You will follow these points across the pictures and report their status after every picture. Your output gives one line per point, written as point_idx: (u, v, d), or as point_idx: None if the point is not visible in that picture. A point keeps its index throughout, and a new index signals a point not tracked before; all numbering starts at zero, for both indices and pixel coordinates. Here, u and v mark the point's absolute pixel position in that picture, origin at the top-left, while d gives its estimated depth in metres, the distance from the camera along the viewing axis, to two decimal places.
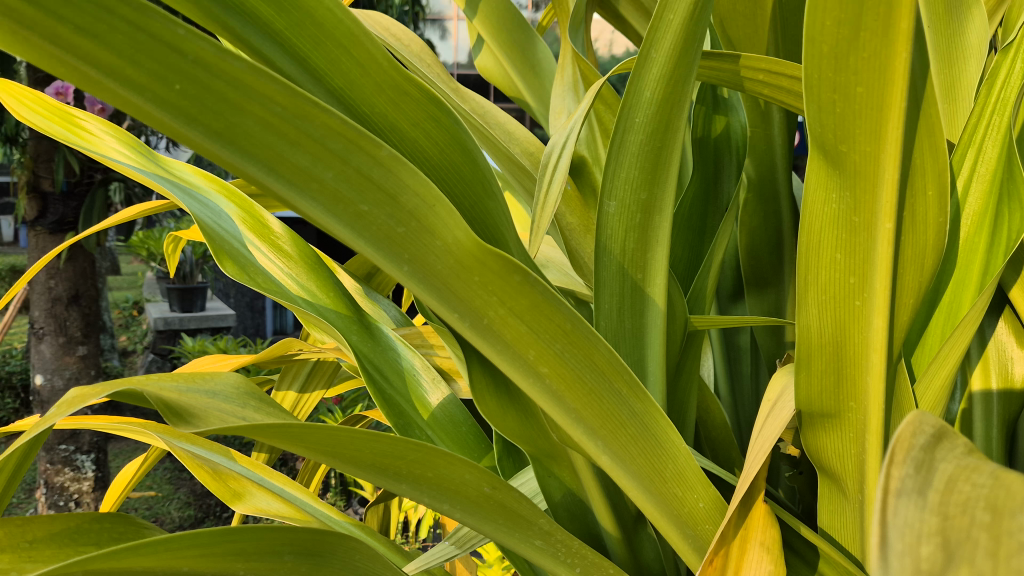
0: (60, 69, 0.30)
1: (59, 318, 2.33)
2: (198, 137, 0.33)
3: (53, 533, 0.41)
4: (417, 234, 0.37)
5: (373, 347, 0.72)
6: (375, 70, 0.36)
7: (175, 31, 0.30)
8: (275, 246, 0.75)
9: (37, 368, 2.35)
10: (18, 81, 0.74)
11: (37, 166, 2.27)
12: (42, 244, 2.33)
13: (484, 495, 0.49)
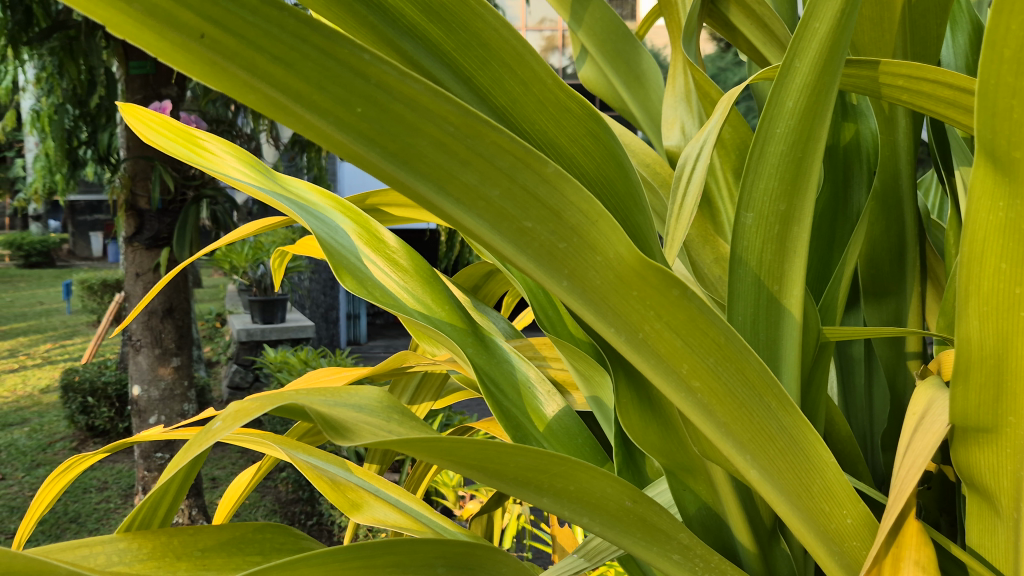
0: (249, 95, 0.31)
1: (155, 330, 2.40)
2: (374, 158, 0.33)
3: (222, 542, 0.42)
4: (579, 251, 0.37)
5: (489, 360, 0.73)
6: (539, 88, 0.36)
7: (360, 57, 0.31)
8: (391, 260, 0.77)
9: (134, 378, 2.45)
10: (143, 104, 0.77)
11: (134, 185, 2.35)
12: (138, 259, 2.41)
13: (625, 509, 0.49)
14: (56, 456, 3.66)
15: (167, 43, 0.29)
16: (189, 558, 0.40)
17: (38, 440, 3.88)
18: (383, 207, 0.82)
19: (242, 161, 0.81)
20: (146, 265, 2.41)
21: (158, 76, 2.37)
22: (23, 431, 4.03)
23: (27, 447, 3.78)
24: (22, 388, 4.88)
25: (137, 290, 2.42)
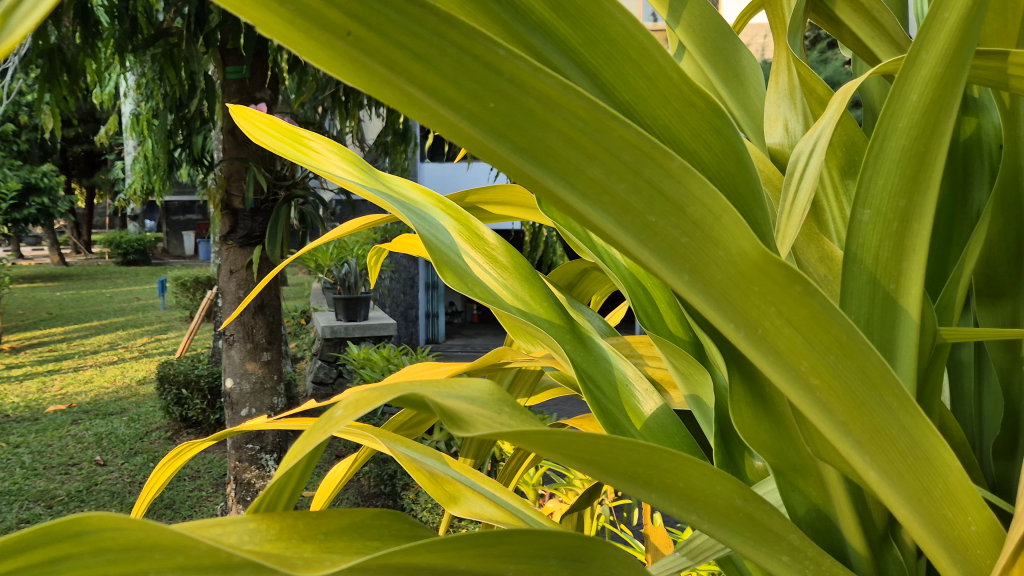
0: (386, 91, 0.32)
1: (247, 326, 2.49)
2: (504, 151, 0.34)
3: (342, 527, 0.43)
4: (700, 245, 0.37)
5: (588, 358, 0.73)
6: (665, 83, 0.36)
7: (495, 52, 0.32)
8: (491, 257, 0.78)
9: (228, 371, 2.53)
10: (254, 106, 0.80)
11: (229, 185, 2.43)
12: (234, 257, 2.46)
13: (734, 508, 0.48)
14: (153, 445, 3.82)
15: (313, 40, 0.31)
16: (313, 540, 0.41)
17: (136, 429, 4.06)
18: (483, 205, 0.83)
19: (345, 160, 0.84)
20: (239, 261, 2.48)
21: (253, 80, 2.43)
22: (122, 420, 4.22)
23: (126, 435, 3.95)
24: (122, 379, 5.12)
25: (231, 286, 2.49)
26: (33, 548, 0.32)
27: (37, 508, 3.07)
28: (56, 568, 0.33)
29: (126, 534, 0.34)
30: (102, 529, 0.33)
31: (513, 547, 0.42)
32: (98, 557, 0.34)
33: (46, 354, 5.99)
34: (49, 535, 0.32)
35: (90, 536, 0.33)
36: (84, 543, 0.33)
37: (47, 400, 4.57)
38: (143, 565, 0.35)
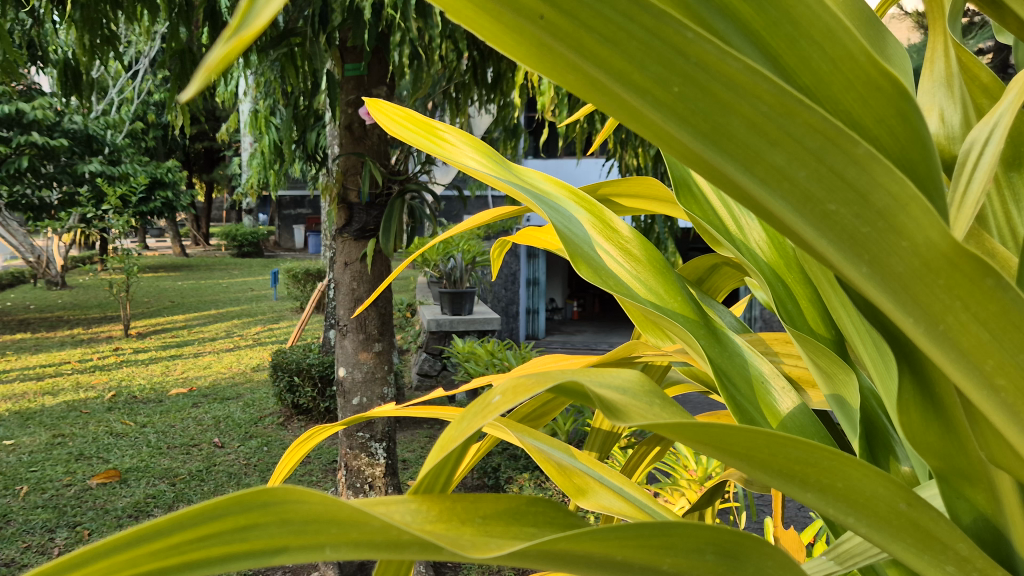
0: (570, 74, 0.33)
1: (360, 317, 2.56)
2: (683, 136, 0.34)
3: (499, 511, 0.43)
4: (882, 236, 0.35)
5: (722, 353, 0.71)
6: (850, 67, 0.35)
7: (684, 35, 0.31)
8: (625, 250, 0.77)
9: (341, 361, 2.61)
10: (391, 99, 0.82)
11: (346, 179, 2.50)
12: (348, 249, 2.52)
13: (897, 512, 0.46)
14: (267, 430, 3.98)
15: (504, 26, 0.32)
16: (469, 522, 0.42)
17: (251, 414, 4.23)
18: (615, 198, 0.83)
19: (478, 152, 0.85)
20: (354, 254, 2.51)
21: (371, 77, 2.48)
22: (239, 405, 4.41)
23: (242, 419, 4.13)
24: (238, 365, 5.35)
25: (346, 278, 2.52)
26: (225, 516, 0.34)
27: (162, 485, 3.25)
28: (244, 537, 0.35)
29: (308, 506, 0.35)
30: (286, 500, 0.34)
31: (670, 539, 0.41)
32: (283, 528, 0.35)
33: (170, 340, 6.33)
34: (239, 503, 0.34)
35: (275, 507, 0.34)
36: (270, 514, 0.35)
37: (170, 383, 4.83)
38: (322, 538, 0.36)
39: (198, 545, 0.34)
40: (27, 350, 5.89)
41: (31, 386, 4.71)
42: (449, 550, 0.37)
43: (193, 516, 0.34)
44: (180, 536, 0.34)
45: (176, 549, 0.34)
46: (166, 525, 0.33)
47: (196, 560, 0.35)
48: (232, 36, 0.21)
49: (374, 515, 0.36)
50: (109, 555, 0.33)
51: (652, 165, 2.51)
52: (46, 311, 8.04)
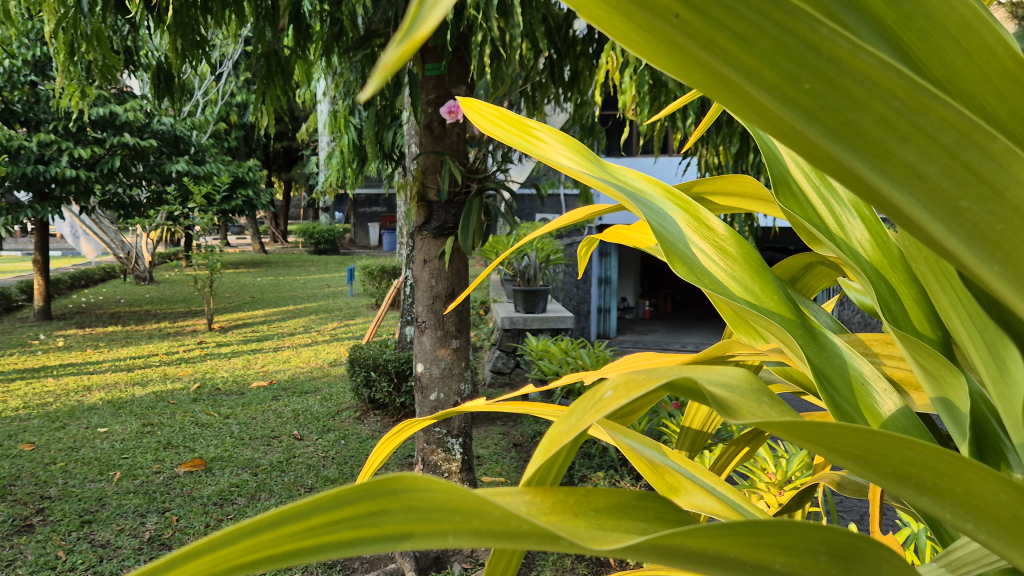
0: (697, 72, 0.33)
1: (438, 314, 2.59)
2: (811, 131, 0.33)
3: (611, 505, 0.43)
4: (1017, 233, 0.34)
5: (820, 353, 0.69)
6: (987, 59, 0.34)
7: (817, 30, 0.30)
8: (720, 248, 0.76)
9: (419, 357, 2.65)
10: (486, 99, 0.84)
11: (425, 178, 2.53)
12: (427, 247, 2.56)
13: (1019, 519, 0.44)
14: (344, 424, 4.06)
15: (636, 24, 0.32)
16: (581, 515, 0.42)
17: (329, 407, 4.33)
18: (709, 196, 0.83)
19: (571, 150, 0.85)
20: (432, 252, 2.55)
21: (450, 76, 2.51)
22: (317, 399, 4.52)
23: (320, 412, 4.22)
24: (315, 360, 5.47)
25: (424, 275, 2.57)
26: (354, 502, 0.35)
27: (244, 474, 3.35)
28: (374, 522, 0.36)
29: (434, 494, 0.36)
30: (414, 488, 0.35)
31: (785, 538, 0.41)
32: (408, 515, 0.36)
33: (251, 335, 6.52)
34: (370, 489, 0.35)
35: (403, 495, 0.35)
36: (397, 500, 0.35)
37: (251, 377, 4.97)
38: (444, 525, 0.36)
39: (327, 530, 0.35)
40: (118, 342, 6.15)
41: (122, 377, 4.92)
42: (567, 542, 0.37)
43: (327, 501, 0.35)
44: (314, 519, 0.35)
45: (310, 532, 0.35)
46: (300, 510, 0.35)
47: (327, 542, 0.36)
48: (402, 39, 0.22)
49: (495, 503, 0.36)
50: (249, 539, 0.35)
51: (733, 163, 2.47)
52: (135, 305, 8.37)
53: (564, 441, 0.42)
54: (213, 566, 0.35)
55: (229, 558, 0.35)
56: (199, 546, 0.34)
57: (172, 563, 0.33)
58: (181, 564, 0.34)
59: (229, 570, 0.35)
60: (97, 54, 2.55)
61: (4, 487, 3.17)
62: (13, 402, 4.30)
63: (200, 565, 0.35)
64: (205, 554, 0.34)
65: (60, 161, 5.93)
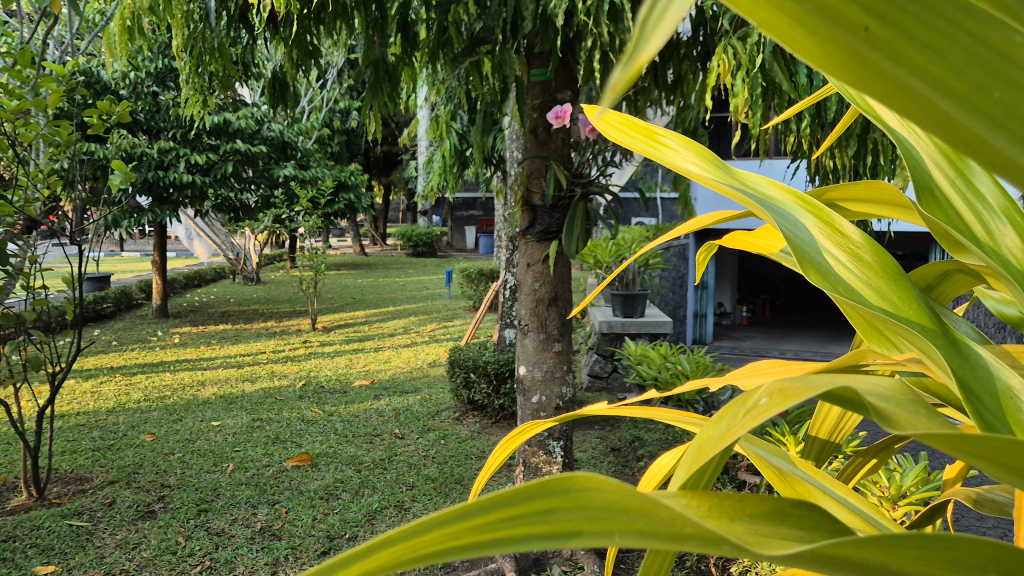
0: (880, 85, 0.31)
1: (541, 317, 2.61)
2: (1000, 143, 0.32)
3: (767, 511, 0.43)
4: None
5: (965, 363, 0.65)
6: None
7: (1011, 39, 0.31)
8: (855, 255, 0.74)
9: (522, 360, 2.68)
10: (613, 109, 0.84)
11: (530, 182, 2.56)
12: (532, 251, 2.58)
13: None
14: (443, 424, 4.13)
15: (819, 38, 0.30)
16: (736, 521, 0.43)
17: (429, 407, 4.41)
18: (841, 203, 0.81)
19: (697, 155, 0.81)
20: (536, 255, 2.58)
21: (556, 82, 2.53)
22: (417, 399, 4.61)
23: (420, 412, 4.31)
24: (415, 361, 5.59)
25: (528, 279, 2.60)
26: (532, 499, 0.36)
27: (348, 471, 3.46)
28: (547, 520, 0.36)
29: (605, 492, 0.37)
30: (586, 487, 0.37)
31: (951, 553, 0.40)
32: (580, 514, 0.37)
33: (353, 335, 6.70)
34: (545, 486, 0.36)
35: (575, 494, 0.37)
36: (569, 500, 0.37)
37: (355, 376, 5.12)
38: (612, 525, 0.37)
39: (504, 527, 0.36)
40: (229, 339, 6.43)
41: (233, 373, 5.15)
42: (732, 546, 0.36)
43: (509, 495, 0.36)
44: (495, 514, 0.36)
45: (490, 526, 0.36)
46: (481, 505, 0.36)
47: (505, 538, 0.36)
48: (627, 62, 0.23)
49: (664, 504, 0.37)
50: (428, 533, 0.36)
51: (850, 166, 2.40)
52: (244, 305, 8.73)
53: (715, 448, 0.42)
54: (397, 559, 0.37)
55: (409, 555, 0.37)
56: (390, 535, 0.36)
57: (354, 557, 0.35)
58: (366, 558, 0.36)
59: (408, 564, 0.37)
60: (218, 66, 2.68)
61: (128, 475, 3.37)
62: (135, 395, 4.55)
63: (381, 560, 0.36)
64: (389, 548, 0.36)
65: (178, 167, 6.25)
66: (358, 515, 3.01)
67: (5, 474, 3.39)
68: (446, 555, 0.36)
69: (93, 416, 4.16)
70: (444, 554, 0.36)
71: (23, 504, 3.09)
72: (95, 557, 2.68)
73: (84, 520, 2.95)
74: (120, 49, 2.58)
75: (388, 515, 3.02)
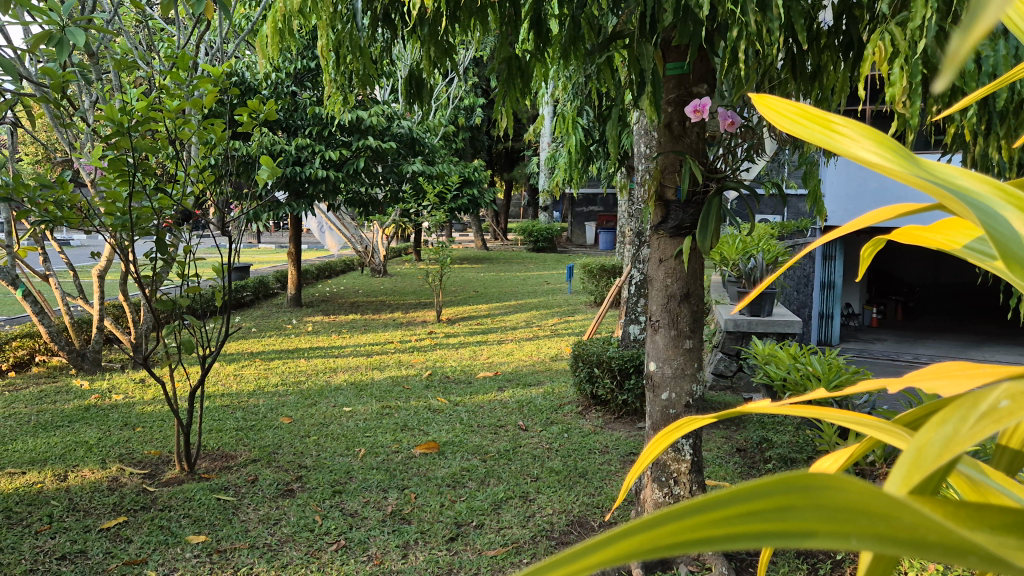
0: None
1: (673, 313, 2.59)
2: None
3: (1012, 521, 0.42)
4: None
5: None
6: None
7: None
8: None
9: (652, 356, 2.67)
10: (781, 96, 0.79)
11: (664, 178, 2.54)
12: (664, 246, 2.56)
13: None
14: (566, 417, 4.15)
15: None
16: (976, 531, 0.42)
17: (552, 401, 4.44)
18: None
19: (878, 145, 0.74)
20: (668, 251, 2.56)
21: (692, 75, 2.49)
22: (540, 391, 4.65)
23: (543, 405, 4.35)
24: (538, 354, 5.64)
25: (660, 274, 2.59)
26: (763, 497, 0.34)
27: (474, 460, 3.52)
28: (781, 517, 0.34)
29: (845, 492, 0.34)
30: (827, 484, 0.34)
31: None
32: (816, 514, 0.34)
33: (476, 327, 6.81)
34: (784, 483, 0.34)
35: (814, 492, 0.35)
36: (807, 498, 0.34)
37: (479, 367, 5.22)
38: (849, 528, 0.34)
39: (739, 523, 0.34)
40: (358, 329, 6.67)
41: (363, 361, 5.34)
42: (980, 557, 0.34)
43: (745, 491, 0.34)
44: (730, 509, 0.34)
45: (722, 523, 0.34)
46: (716, 500, 0.34)
47: (740, 533, 0.33)
48: (973, 35, 0.22)
49: (909, 508, 0.34)
50: (664, 523, 0.34)
51: (1015, 160, 2.24)
52: (371, 296, 9.04)
53: (960, 451, 0.40)
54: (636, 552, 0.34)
55: (643, 547, 0.34)
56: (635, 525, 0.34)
57: (565, 560, 0.33)
58: (605, 545, 0.34)
59: (646, 556, 0.34)
60: (359, 65, 2.76)
61: (269, 454, 3.55)
62: (273, 379, 4.81)
63: (614, 551, 0.34)
64: (622, 540, 0.34)
65: (313, 163, 6.55)
66: (484, 504, 3.08)
67: (161, 448, 3.65)
68: (679, 549, 0.33)
69: (236, 397, 4.42)
70: (679, 548, 0.33)
71: (176, 476, 3.31)
72: (240, 529, 2.84)
73: (230, 495, 3.13)
74: (272, 50, 2.71)
75: (514, 505, 3.07)
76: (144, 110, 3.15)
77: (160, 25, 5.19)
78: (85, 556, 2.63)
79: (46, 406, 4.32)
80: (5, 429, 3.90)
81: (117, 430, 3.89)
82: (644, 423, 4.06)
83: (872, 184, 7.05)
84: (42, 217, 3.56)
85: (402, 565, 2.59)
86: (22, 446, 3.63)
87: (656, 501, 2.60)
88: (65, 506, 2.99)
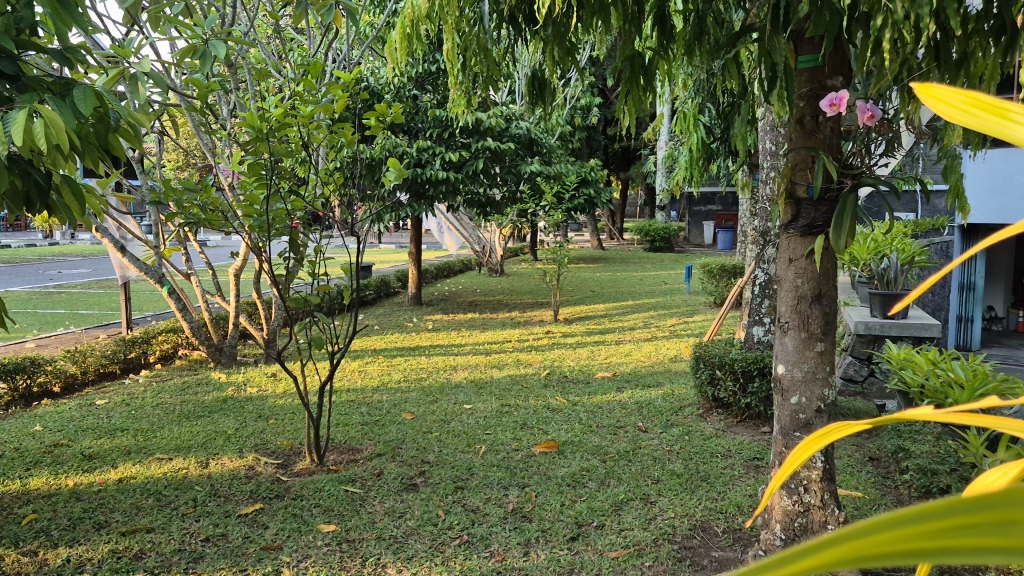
0: None
1: (803, 314, 2.50)
2: None
3: None
4: None
5: None
6: None
7: None
8: None
9: (781, 359, 2.59)
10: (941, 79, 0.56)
11: (795, 175, 2.46)
12: (794, 245, 2.48)
13: None
14: (687, 420, 4.09)
15: None
16: None
17: (671, 402, 4.37)
18: None
19: None
20: (799, 251, 2.48)
21: (826, 68, 2.39)
22: (659, 393, 4.59)
23: (663, 407, 4.29)
24: (657, 355, 5.56)
25: (789, 275, 2.51)
26: (991, 507, 0.28)
27: (594, 460, 3.51)
28: (1006, 532, 0.28)
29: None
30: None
31: None
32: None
33: (593, 327, 6.79)
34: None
35: None
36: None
37: (597, 367, 5.19)
38: None
39: (960, 535, 0.27)
40: (477, 327, 6.77)
41: (482, 360, 5.42)
42: None
43: (970, 503, 0.27)
44: (949, 520, 0.27)
45: (940, 535, 0.27)
46: (939, 505, 0.27)
47: (965, 550, 0.27)
48: None
49: None
50: (883, 527, 0.26)
51: None
52: (489, 295, 9.16)
53: None
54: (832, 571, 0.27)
55: (845, 557, 0.26)
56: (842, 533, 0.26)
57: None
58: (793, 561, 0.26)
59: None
60: (482, 66, 2.78)
61: (393, 449, 3.65)
62: (397, 375, 4.94)
63: (809, 566, 0.26)
64: (817, 551, 0.26)
65: (434, 164, 6.70)
66: (604, 504, 3.06)
67: (292, 440, 3.81)
68: (894, 559, 0.26)
69: (361, 393, 4.57)
70: (895, 559, 0.26)
71: (307, 467, 3.45)
72: (368, 521, 2.93)
73: (357, 487, 3.24)
74: (400, 55, 2.78)
75: (635, 507, 3.04)
76: (280, 116, 3.29)
77: (292, 34, 5.42)
78: (226, 539, 2.78)
79: (188, 396, 4.60)
80: (154, 417, 4.18)
81: (252, 421, 4.10)
82: (769, 427, 3.94)
83: (1019, 178, 6.61)
84: (188, 219, 3.79)
85: (524, 562, 2.61)
86: (168, 434, 3.88)
87: (785, 509, 2.50)
88: (208, 492, 3.17)
